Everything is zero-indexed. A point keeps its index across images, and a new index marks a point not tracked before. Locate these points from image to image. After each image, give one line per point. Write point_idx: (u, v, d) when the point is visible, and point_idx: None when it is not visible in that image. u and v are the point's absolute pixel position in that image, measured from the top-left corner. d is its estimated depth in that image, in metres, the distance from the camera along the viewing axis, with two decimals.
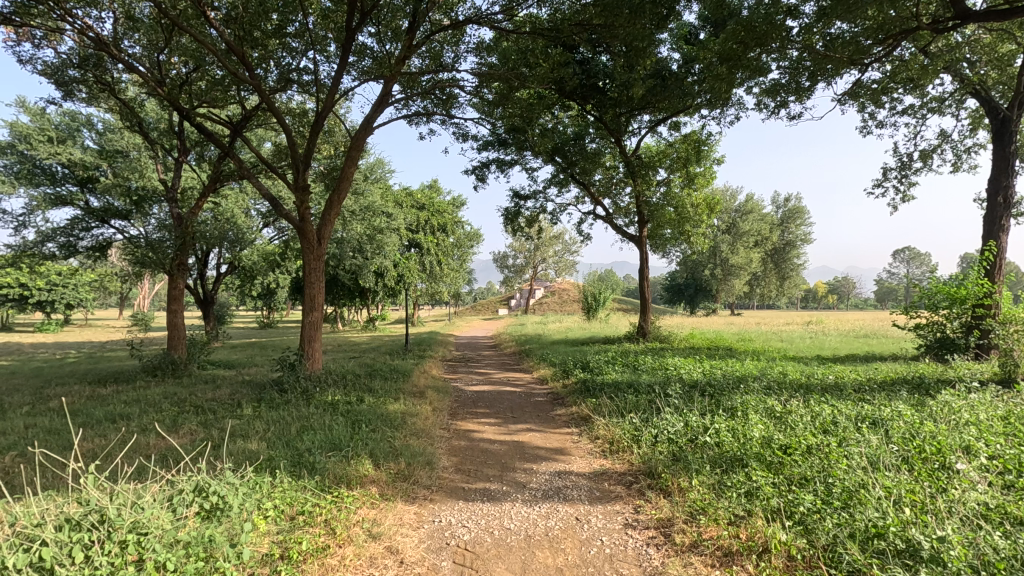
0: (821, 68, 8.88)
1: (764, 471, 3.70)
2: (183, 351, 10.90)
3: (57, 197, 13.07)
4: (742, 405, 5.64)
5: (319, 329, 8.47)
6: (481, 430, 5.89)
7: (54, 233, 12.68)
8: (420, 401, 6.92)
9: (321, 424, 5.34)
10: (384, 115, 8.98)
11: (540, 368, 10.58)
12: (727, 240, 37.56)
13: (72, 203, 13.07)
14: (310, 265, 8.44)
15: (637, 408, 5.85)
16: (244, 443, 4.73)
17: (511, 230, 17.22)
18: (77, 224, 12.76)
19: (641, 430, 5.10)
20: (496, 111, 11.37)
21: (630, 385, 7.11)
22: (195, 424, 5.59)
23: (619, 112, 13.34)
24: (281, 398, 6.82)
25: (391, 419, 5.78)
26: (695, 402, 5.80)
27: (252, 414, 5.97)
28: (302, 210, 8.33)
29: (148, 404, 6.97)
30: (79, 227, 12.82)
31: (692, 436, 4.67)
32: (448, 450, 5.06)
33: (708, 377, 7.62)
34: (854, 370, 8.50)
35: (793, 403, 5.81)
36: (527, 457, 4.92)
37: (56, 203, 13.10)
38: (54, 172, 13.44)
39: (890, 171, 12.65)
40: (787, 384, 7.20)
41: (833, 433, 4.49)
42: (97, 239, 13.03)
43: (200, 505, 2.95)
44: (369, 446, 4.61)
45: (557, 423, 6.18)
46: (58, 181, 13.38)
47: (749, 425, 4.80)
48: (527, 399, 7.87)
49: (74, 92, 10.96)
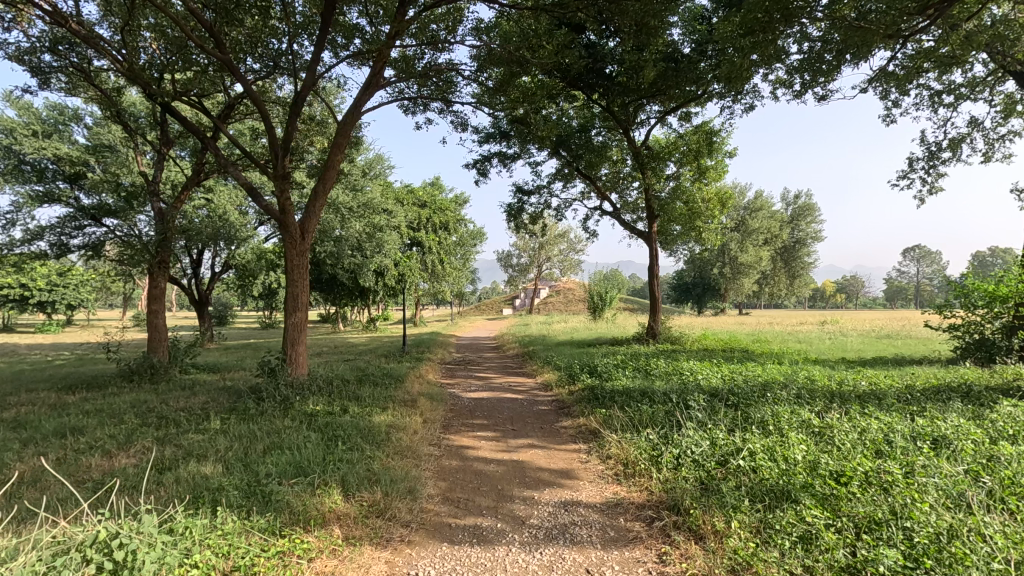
0: (851, 45, 8.10)
1: (818, 509, 3.00)
2: (164, 354, 10.24)
3: (44, 194, 12.32)
4: (773, 417, 4.94)
5: (304, 330, 7.79)
6: (477, 447, 5.17)
7: (41, 232, 12.04)
8: (410, 411, 6.23)
9: (292, 442, 4.64)
10: (374, 99, 8.30)
11: (545, 371, 9.90)
12: (737, 238, 36.67)
13: (62, 202, 12.31)
14: (292, 261, 7.76)
15: (654, 421, 5.14)
16: (198, 469, 4.04)
17: (515, 227, 16.52)
18: (69, 223, 12.07)
19: (660, 450, 4.40)
20: (498, 99, 10.69)
21: (644, 394, 6.38)
22: (149, 441, 4.92)
23: (626, 101, 12.66)
24: (255, 409, 6.14)
25: (373, 434, 5.09)
26: (719, 415, 5.08)
27: (219, 428, 5.30)
28: (283, 202, 7.66)
29: (110, 414, 6.30)
30: (71, 226, 12.14)
31: (722, 459, 3.97)
32: (435, 473, 4.35)
33: (730, 384, 6.90)
34: (888, 374, 7.75)
35: (832, 415, 5.09)
36: (528, 481, 4.21)
37: (44, 200, 12.35)
38: (44, 168, 12.32)
39: (917, 161, 11.87)
40: (819, 392, 6.47)
41: (892, 457, 3.78)
42: (87, 238, 12.31)
43: (100, 565, 2.28)
44: (343, 471, 3.92)
45: (562, 438, 5.47)
46: (47, 178, 12.28)
47: (790, 445, 4.08)
48: (529, 407, 7.16)
49: (51, 79, 10.35)
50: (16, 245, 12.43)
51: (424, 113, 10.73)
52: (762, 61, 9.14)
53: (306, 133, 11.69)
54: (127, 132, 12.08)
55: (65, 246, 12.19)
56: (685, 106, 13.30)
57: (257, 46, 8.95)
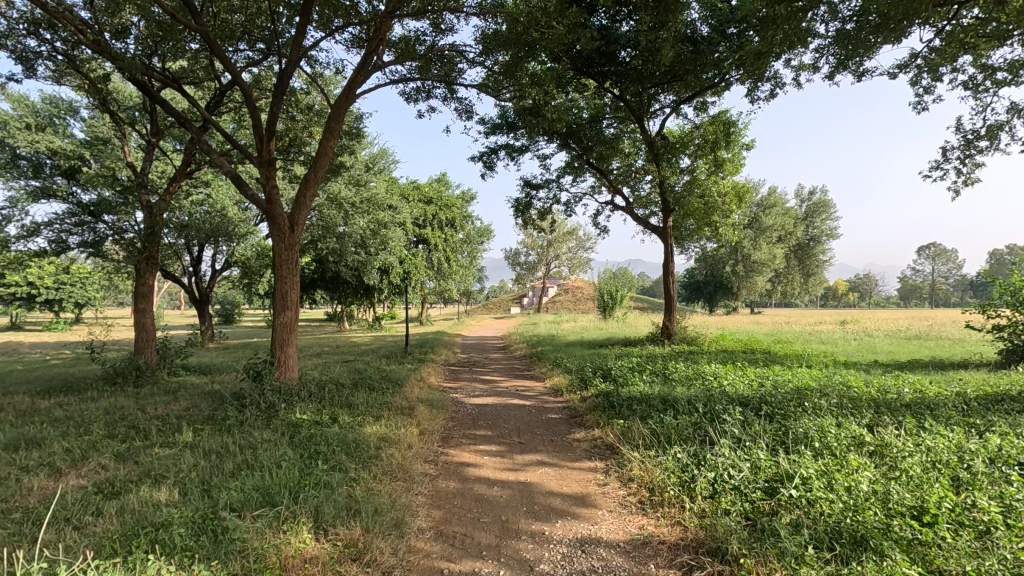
0: (890, 18, 7.40)
1: (908, 564, 2.38)
2: (152, 355, 9.69)
3: (40, 190, 11.87)
4: (819, 433, 4.26)
5: (293, 330, 7.21)
6: (478, 465, 4.54)
7: (38, 229, 11.51)
8: (405, 421, 5.62)
9: (266, 460, 4.05)
10: (369, 80, 7.70)
11: (554, 375, 9.23)
12: (750, 235, 35.72)
13: (57, 197, 11.78)
14: (280, 255, 7.17)
15: (681, 436, 4.50)
16: (149, 495, 3.44)
17: (523, 223, 15.88)
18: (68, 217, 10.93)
19: (692, 472, 3.78)
20: (504, 85, 10.06)
21: (665, 402, 5.73)
22: (107, 458, 4.33)
23: (640, 89, 12.04)
24: (235, 419, 5.56)
25: (360, 449, 4.49)
26: (756, 429, 4.43)
27: (191, 441, 4.71)
28: (269, 190, 7.08)
29: (77, 423, 5.74)
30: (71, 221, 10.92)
31: (769, 487, 3.32)
32: (429, 500, 3.74)
33: (760, 391, 6.21)
34: (934, 381, 7.02)
35: (887, 431, 4.41)
36: (536, 509, 3.59)
37: (40, 195, 11.81)
38: (39, 162, 11.91)
39: (951, 151, 11.11)
40: (862, 401, 5.78)
41: (977, 489, 3.13)
42: (87, 235, 10.99)
43: None
44: (317, 499, 3.32)
45: (575, 453, 4.85)
46: (44, 174, 11.87)
47: (850, 470, 3.42)
48: (538, 415, 6.52)
49: (35, 66, 9.79)
50: (13, 243, 11.97)
51: (426, 100, 10.12)
52: (791, 39, 8.43)
53: (303, 123, 11.12)
54: (118, 121, 11.52)
55: (64, 242, 10.85)
56: (701, 94, 12.65)
57: (247, 26, 8.37)
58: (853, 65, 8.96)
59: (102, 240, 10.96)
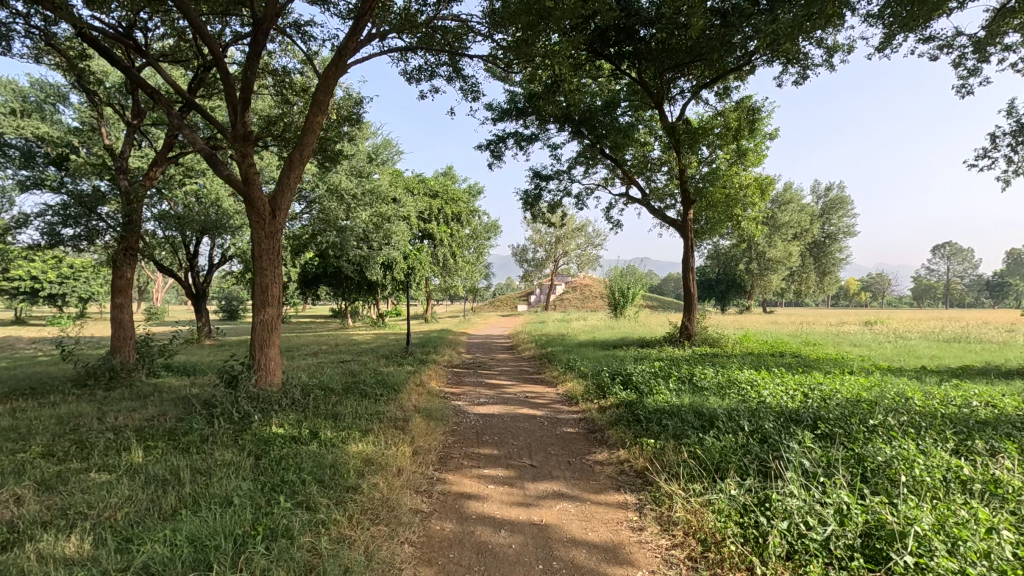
0: None
1: None
2: (129, 355, 8.91)
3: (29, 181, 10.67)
4: (907, 464, 3.37)
5: (275, 330, 6.43)
6: (482, 498, 3.71)
7: (27, 220, 10.74)
8: (397, 437, 4.80)
9: (215, 495, 3.22)
10: (361, 48, 6.89)
11: (567, 380, 8.36)
12: (766, 232, 34.73)
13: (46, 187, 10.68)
14: (259, 244, 6.37)
15: (730, 466, 3.66)
16: (53, 548, 2.62)
17: (532, 216, 15.00)
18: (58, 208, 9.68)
19: (758, 518, 2.93)
20: (515, 63, 9.21)
21: (702, 418, 4.85)
22: (25, 487, 3.52)
23: (660, 69, 11.13)
24: (199, 433, 4.77)
25: (336, 478, 3.65)
26: (825, 458, 3.56)
27: (133, 466, 3.88)
28: (246, 169, 6.28)
29: (17, 436, 4.95)
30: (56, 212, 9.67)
31: (871, 550, 2.50)
32: (416, 552, 2.91)
33: (810, 404, 5.33)
34: (1005, 392, 6.11)
35: (994, 463, 3.51)
36: (555, 568, 2.75)
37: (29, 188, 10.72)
38: (30, 151, 10.72)
39: (1001, 137, 10.16)
40: (937, 418, 4.85)
41: None
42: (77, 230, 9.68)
43: None
44: (265, 558, 2.50)
45: (600, 482, 4.01)
46: (35, 163, 10.67)
47: (976, 526, 2.56)
48: (552, 429, 5.67)
49: (11, 41, 9.08)
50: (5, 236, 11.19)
51: (428, 80, 9.33)
52: (837, 5, 7.47)
53: (297, 106, 10.30)
54: (101, 103, 10.75)
55: (56, 237, 9.69)
56: (725, 78, 11.75)
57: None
58: (902, 40, 8.06)
59: (96, 232, 9.74)
